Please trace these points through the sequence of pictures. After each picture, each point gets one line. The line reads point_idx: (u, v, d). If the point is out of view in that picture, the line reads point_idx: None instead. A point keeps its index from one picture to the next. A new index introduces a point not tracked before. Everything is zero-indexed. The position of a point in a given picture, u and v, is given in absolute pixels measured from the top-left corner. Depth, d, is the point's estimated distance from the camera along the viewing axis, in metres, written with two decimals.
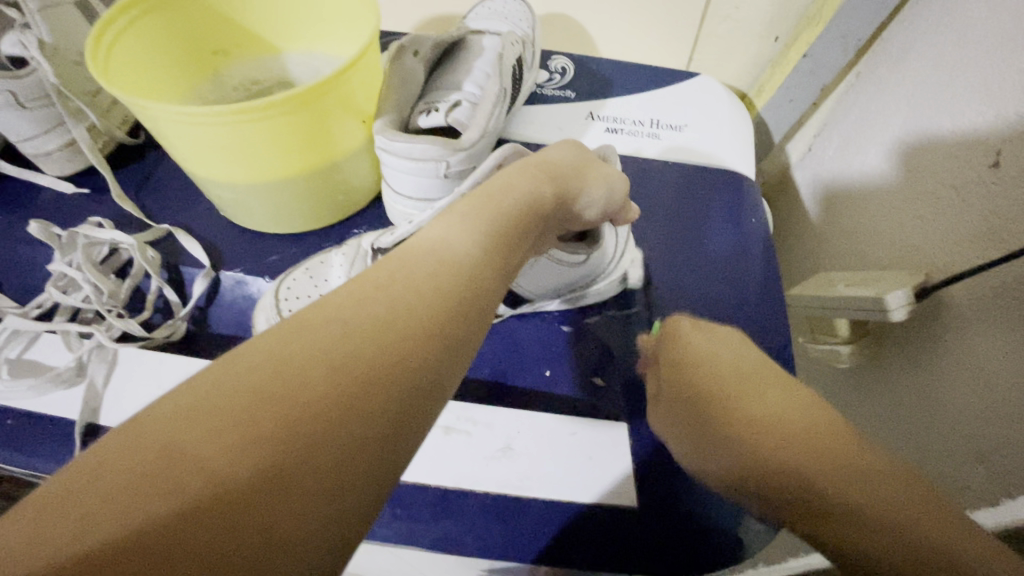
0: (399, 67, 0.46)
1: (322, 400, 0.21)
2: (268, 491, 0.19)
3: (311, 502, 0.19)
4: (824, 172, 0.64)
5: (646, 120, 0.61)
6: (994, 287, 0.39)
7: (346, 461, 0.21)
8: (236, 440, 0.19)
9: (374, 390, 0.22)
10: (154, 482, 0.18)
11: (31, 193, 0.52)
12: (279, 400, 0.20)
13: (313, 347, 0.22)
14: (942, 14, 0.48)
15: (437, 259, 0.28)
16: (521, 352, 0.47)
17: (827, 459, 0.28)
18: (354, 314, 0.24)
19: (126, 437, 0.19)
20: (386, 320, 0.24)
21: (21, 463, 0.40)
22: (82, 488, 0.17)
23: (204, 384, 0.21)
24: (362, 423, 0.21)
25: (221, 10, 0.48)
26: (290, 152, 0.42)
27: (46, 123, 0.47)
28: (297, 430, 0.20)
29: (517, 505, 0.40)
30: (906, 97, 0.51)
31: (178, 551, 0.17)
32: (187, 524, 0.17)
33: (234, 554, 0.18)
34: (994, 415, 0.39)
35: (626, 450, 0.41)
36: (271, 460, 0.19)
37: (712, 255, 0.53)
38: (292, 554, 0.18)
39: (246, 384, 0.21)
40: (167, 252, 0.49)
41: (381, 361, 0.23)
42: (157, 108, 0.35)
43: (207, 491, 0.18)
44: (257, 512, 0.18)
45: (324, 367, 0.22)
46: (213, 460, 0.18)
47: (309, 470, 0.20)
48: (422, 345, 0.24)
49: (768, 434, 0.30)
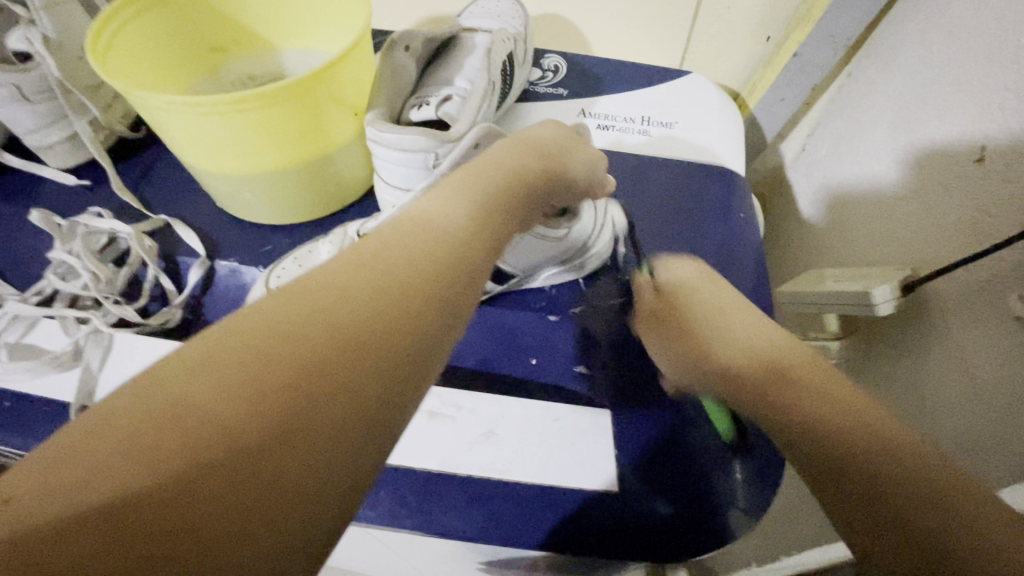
0: (391, 61, 0.46)
1: (329, 355, 0.22)
2: (277, 443, 0.19)
3: (319, 457, 0.20)
4: (816, 170, 0.64)
5: (637, 117, 0.61)
6: (977, 280, 0.40)
7: (360, 413, 0.21)
8: (252, 392, 0.20)
9: (377, 349, 0.23)
10: (165, 433, 0.18)
11: (34, 185, 0.54)
12: (291, 353, 0.21)
13: (317, 305, 0.23)
14: (929, 12, 0.48)
15: (417, 231, 0.28)
16: (508, 340, 0.48)
17: (810, 406, 0.29)
18: (358, 275, 0.25)
19: (140, 390, 0.19)
20: (388, 282, 0.25)
21: (17, 445, 0.42)
22: (91, 438, 0.18)
23: (214, 339, 0.21)
24: (375, 376, 0.22)
25: (219, 6, 0.49)
26: (281, 143, 0.43)
27: (50, 116, 0.48)
28: (304, 384, 0.21)
29: (500, 489, 0.40)
30: (894, 94, 0.52)
31: (200, 500, 0.17)
32: (207, 475, 0.18)
33: (253, 501, 0.18)
34: (978, 406, 0.40)
35: (608, 436, 0.42)
36: (288, 411, 0.20)
37: (700, 248, 0.53)
38: (307, 502, 0.19)
39: (259, 338, 0.21)
40: (164, 242, 0.51)
41: (385, 320, 0.24)
42: (152, 97, 0.36)
43: (224, 442, 0.18)
44: (276, 461, 0.19)
45: (329, 324, 0.22)
46: (227, 411, 0.19)
47: (317, 425, 0.20)
48: (427, 308, 0.25)
49: (764, 384, 0.32)
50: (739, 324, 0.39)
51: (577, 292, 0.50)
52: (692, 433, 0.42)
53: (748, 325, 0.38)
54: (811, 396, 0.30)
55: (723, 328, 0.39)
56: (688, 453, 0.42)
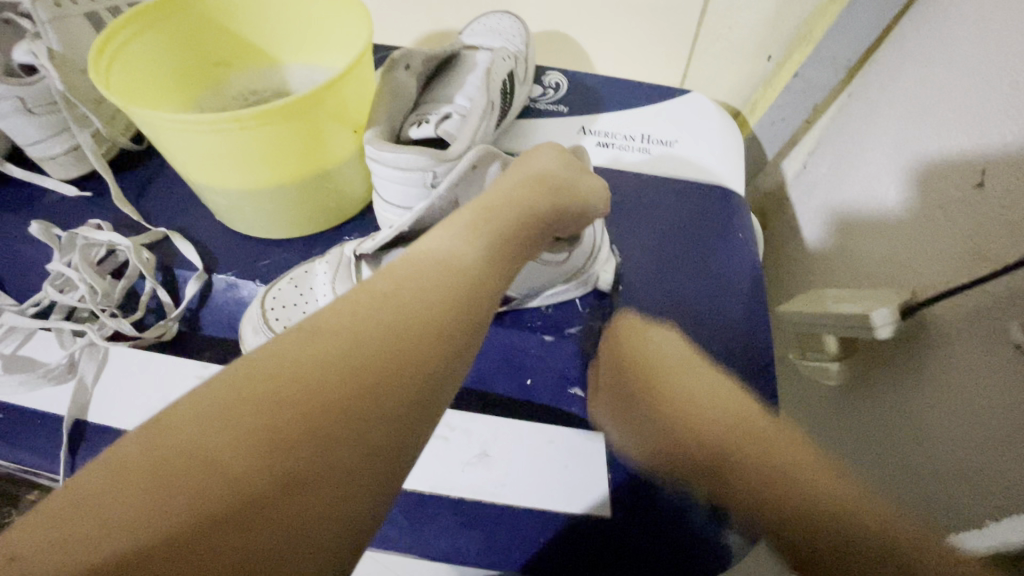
0: (391, 80, 0.46)
1: (331, 405, 0.23)
2: (280, 493, 0.21)
3: (318, 507, 0.22)
4: (816, 191, 0.64)
5: (637, 135, 0.61)
6: (978, 308, 0.39)
7: (362, 459, 0.23)
8: (260, 442, 0.21)
9: (376, 399, 0.24)
10: (178, 481, 0.20)
11: (36, 196, 0.54)
12: (298, 400, 0.23)
13: (324, 353, 0.24)
14: (929, 37, 0.48)
15: (427, 269, 0.30)
16: (504, 361, 0.48)
17: (831, 529, 0.26)
18: (363, 319, 0.26)
19: (157, 439, 0.21)
20: (389, 328, 0.26)
21: (10, 457, 0.41)
22: (110, 485, 0.20)
23: (224, 387, 0.23)
24: (375, 423, 0.24)
25: (223, 23, 0.49)
26: (283, 159, 0.43)
27: (53, 128, 0.49)
28: (306, 435, 0.22)
29: (493, 513, 0.40)
30: (895, 116, 0.52)
31: (213, 547, 0.19)
32: (220, 524, 0.20)
33: (260, 548, 0.20)
34: (977, 434, 0.39)
35: (601, 461, 0.41)
36: (294, 461, 0.22)
37: (700, 268, 0.53)
38: (310, 543, 0.22)
39: (266, 386, 0.23)
40: (162, 254, 0.51)
41: (383, 369, 0.25)
42: (155, 115, 0.37)
43: (235, 492, 0.20)
44: (284, 510, 0.21)
45: (333, 372, 0.24)
46: (237, 461, 0.21)
47: (317, 475, 0.22)
48: (428, 348, 0.27)
49: (762, 488, 0.28)
50: (691, 385, 0.34)
51: (574, 312, 0.49)
52: None
53: (697, 387, 0.34)
54: (828, 510, 0.26)
55: (674, 395, 0.34)
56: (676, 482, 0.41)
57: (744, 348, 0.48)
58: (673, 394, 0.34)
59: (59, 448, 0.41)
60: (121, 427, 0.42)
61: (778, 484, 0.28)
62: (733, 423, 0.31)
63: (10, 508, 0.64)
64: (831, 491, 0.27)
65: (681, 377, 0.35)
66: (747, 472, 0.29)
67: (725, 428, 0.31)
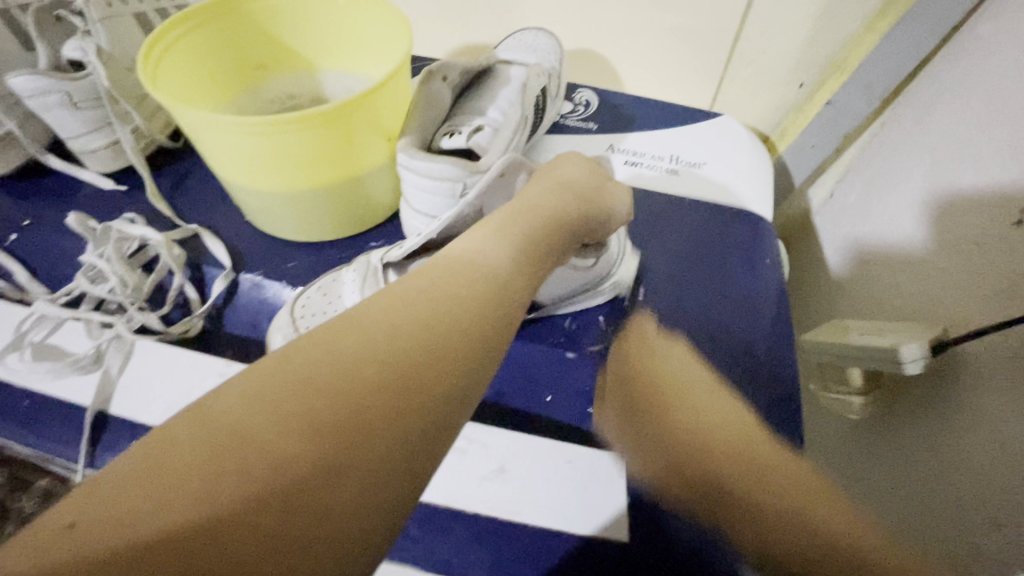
0: (426, 90, 0.47)
1: (372, 396, 0.23)
2: (318, 485, 0.21)
3: (352, 496, 0.21)
4: (843, 219, 0.63)
5: (666, 155, 0.62)
6: (1012, 348, 0.38)
7: (393, 452, 0.23)
8: (297, 429, 0.21)
9: (414, 395, 0.24)
10: (221, 468, 0.20)
11: (73, 187, 0.55)
12: (333, 390, 0.23)
13: (360, 345, 0.25)
14: (963, 69, 0.48)
15: (461, 274, 0.29)
16: (527, 375, 0.47)
17: (761, 481, 0.31)
18: (399, 315, 0.26)
19: (200, 421, 0.21)
20: (426, 326, 0.26)
21: (34, 443, 0.42)
22: (150, 468, 0.19)
23: (269, 374, 0.23)
24: (408, 418, 0.23)
25: (266, 28, 0.51)
26: (315, 164, 0.43)
27: (95, 123, 0.50)
28: (348, 427, 0.22)
29: (506, 531, 0.39)
30: (927, 148, 0.51)
31: (251, 532, 0.19)
32: (258, 507, 0.19)
33: (293, 538, 0.20)
34: (1009, 480, 0.38)
35: (620, 486, 0.41)
36: (328, 449, 0.21)
37: (724, 294, 0.52)
38: (341, 540, 0.21)
39: (305, 375, 0.23)
40: (192, 251, 0.52)
41: (421, 362, 0.25)
42: (198, 115, 0.38)
43: (274, 476, 0.20)
44: (315, 500, 0.20)
45: (372, 366, 0.24)
46: (274, 448, 0.21)
47: (353, 468, 0.22)
48: (462, 349, 0.27)
49: (691, 452, 0.34)
50: (669, 368, 0.42)
51: (598, 330, 0.49)
52: None
53: (672, 365, 0.42)
54: (751, 471, 0.31)
55: (652, 368, 0.42)
56: (686, 517, 0.40)
57: (765, 381, 0.47)
58: (653, 370, 0.42)
59: (83, 436, 0.42)
60: (144, 420, 0.43)
61: (695, 446, 0.35)
62: (674, 401, 0.39)
63: (24, 492, 0.65)
64: (776, 466, 0.31)
65: (651, 362, 0.42)
66: (683, 438, 0.36)
67: (670, 399, 0.39)
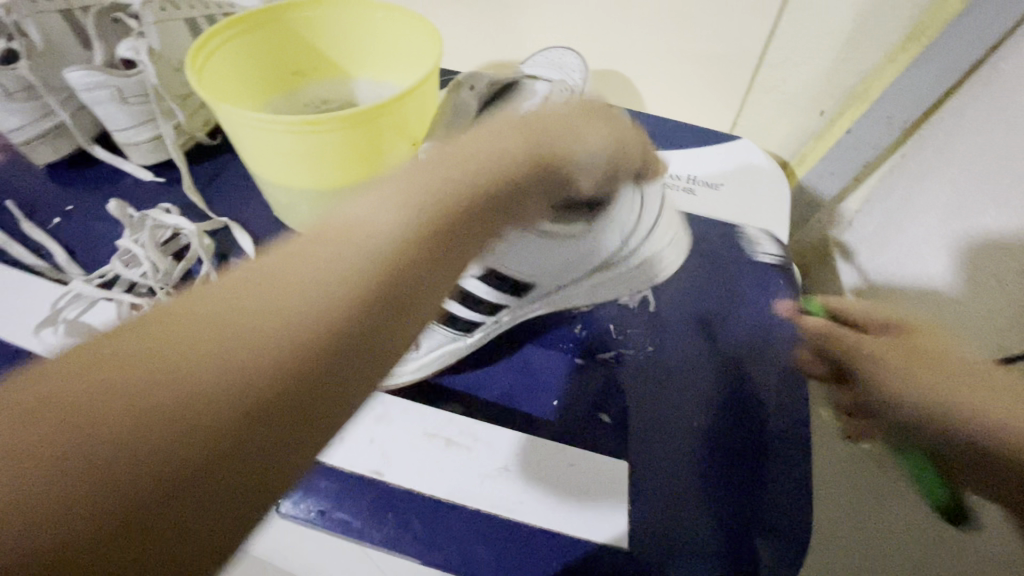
0: (455, 100, 0.49)
1: (306, 346, 0.20)
2: (254, 419, 0.19)
3: (301, 423, 0.20)
4: (861, 248, 0.63)
5: (683, 175, 0.63)
6: None
7: (345, 379, 0.21)
8: (237, 358, 0.19)
9: (365, 320, 0.22)
10: (139, 402, 0.18)
11: (116, 176, 0.58)
12: (275, 318, 0.20)
13: (302, 271, 0.22)
14: (985, 103, 0.48)
15: (414, 200, 0.26)
16: (537, 377, 0.49)
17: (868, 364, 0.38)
18: (348, 239, 0.23)
19: (116, 350, 0.18)
20: (373, 270, 0.23)
21: None
22: (63, 402, 0.17)
23: (199, 301, 0.20)
24: (362, 346, 0.22)
25: (308, 37, 0.54)
26: (343, 165, 0.46)
27: (140, 117, 0.53)
28: (282, 378, 0.20)
29: (505, 530, 0.40)
30: (948, 179, 0.51)
31: (183, 468, 0.17)
32: (191, 439, 0.18)
33: (236, 469, 0.18)
34: None
35: (621, 491, 0.41)
36: (271, 380, 0.19)
37: (739, 314, 0.52)
38: (292, 464, 0.20)
39: (243, 302, 0.20)
40: (221, 243, 0.54)
41: (367, 305, 0.22)
42: (237, 112, 0.40)
43: (207, 407, 0.18)
44: (257, 431, 0.19)
45: (317, 292, 0.21)
46: (208, 377, 0.19)
47: (298, 396, 0.20)
48: (420, 271, 0.24)
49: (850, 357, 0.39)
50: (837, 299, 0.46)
51: (608, 334, 0.51)
52: (695, 509, 0.41)
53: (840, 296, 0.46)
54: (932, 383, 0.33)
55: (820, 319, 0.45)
56: (705, 535, 0.40)
57: (786, 407, 0.46)
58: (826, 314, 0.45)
59: None
60: None
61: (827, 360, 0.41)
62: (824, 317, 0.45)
63: None
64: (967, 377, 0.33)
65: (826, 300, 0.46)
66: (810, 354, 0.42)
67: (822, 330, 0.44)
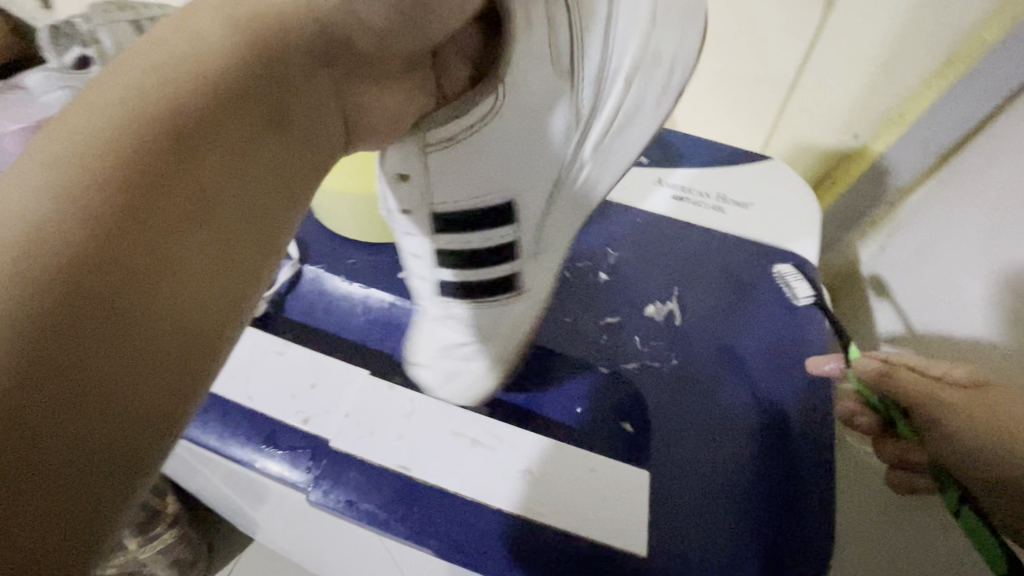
0: None
1: (139, 193, 0.21)
2: (129, 286, 0.20)
3: (186, 281, 0.22)
4: (894, 273, 0.63)
5: (713, 193, 0.62)
6: None
7: (214, 227, 0.23)
8: (75, 238, 0.20)
9: (208, 172, 0.23)
10: (6, 313, 0.19)
11: None
12: (108, 189, 0.21)
13: (99, 145, 0.21)
14: None
15: (187, 48, 0.23)
16: (561, 385, 0.50)
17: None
18: (134, 100, 0.22)
19: None
20: (159, 103, 0.22)
21: None
22: None
23: (20, 209, 0.20)
24: (216, 198, 0.23)
25: None
26: None
27: None
28: (116, 230, 0.20)
29: (525, 530, 0.41)
30: (986, 209, 0.50)
31: (67, 350, 0.19)
32: (69, 322, 0.19)
33: (127, 333, 0.20)
34: None
35: (643, 500, 0.42)
36: (124, 244, 0.20)
37: (766, 333, 0.53)
38: (197, 315, 0.22)
39: (64, 189, 0.21)
40: None
41: (173, 141, 0.22)
42: None
43: (67, 291, 0.19)
44: (133, 297, 0.20)
45: (135, 162, 0.21)
46: (59, 263, 0.20)
47: (178, 258, 0.22)
48: (247, 111, 0.24)
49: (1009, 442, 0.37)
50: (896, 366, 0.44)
51: (632, 348, 0.51)
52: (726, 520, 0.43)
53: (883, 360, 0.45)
54: None
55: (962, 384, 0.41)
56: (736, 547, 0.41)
57: (810, 429, 0.47)
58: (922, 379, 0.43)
59: None
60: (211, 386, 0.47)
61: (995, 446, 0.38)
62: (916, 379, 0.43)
63: None
64: None
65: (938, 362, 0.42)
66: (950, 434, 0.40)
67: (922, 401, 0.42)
